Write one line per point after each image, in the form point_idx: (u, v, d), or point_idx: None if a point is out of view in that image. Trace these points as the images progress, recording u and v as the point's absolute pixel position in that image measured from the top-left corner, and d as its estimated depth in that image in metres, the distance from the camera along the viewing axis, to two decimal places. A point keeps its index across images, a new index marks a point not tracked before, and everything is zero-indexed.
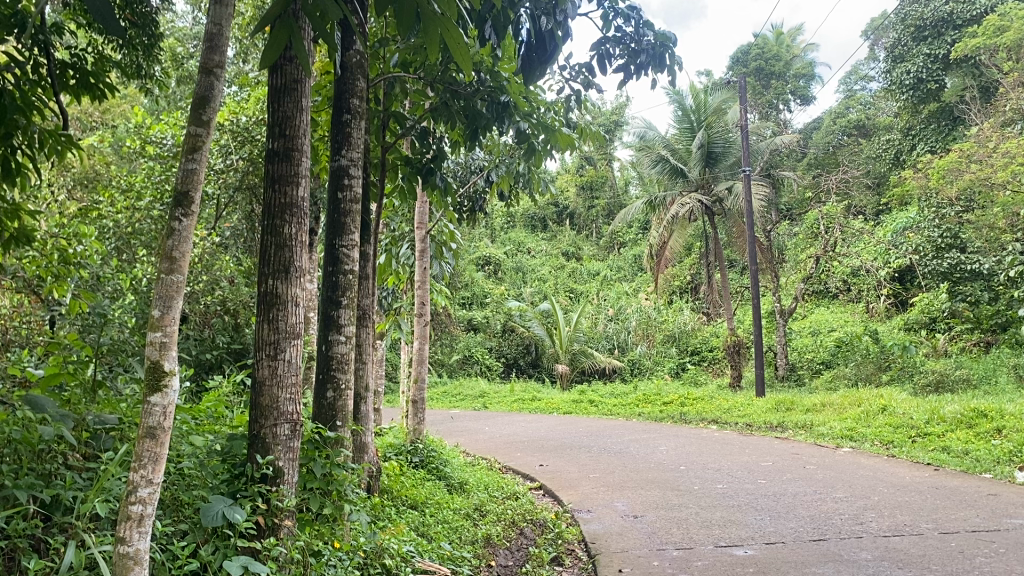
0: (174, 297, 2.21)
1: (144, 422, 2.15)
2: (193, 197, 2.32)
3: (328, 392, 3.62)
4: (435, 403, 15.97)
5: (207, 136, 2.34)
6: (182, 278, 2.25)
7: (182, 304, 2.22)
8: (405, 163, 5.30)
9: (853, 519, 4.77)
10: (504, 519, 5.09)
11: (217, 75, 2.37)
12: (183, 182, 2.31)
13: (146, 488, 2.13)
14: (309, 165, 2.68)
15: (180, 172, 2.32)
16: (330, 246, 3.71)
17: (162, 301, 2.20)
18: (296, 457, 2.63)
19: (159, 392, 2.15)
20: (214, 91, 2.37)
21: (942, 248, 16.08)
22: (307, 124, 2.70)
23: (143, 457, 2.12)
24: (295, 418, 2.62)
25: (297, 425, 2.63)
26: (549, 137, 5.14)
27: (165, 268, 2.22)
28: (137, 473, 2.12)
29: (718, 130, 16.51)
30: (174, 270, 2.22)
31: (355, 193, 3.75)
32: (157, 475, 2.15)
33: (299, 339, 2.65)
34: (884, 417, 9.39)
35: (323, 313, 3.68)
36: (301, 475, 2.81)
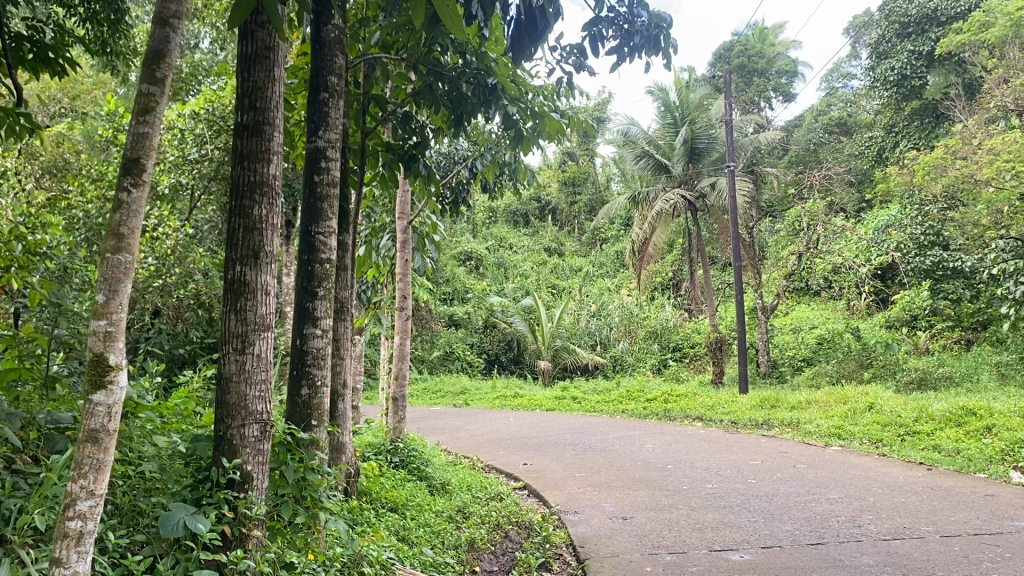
0: (121, 279, 2.02)
1: (85, 424, 1.94)
2: (147, 164, 2.13)
3: (303, 389, 3.40)
4: (415, 400, 15.73)
5: (160, 97, 2.16)
6: (130, 258, 2.05)
7: (130, 289, 2.02)
8: (387, 149, 5.10)
9: (850, 522, 4.61)
10: (489, 521, 4.91)
11: (173, 26, 2.20)
12: (133, 147, 2.11)
13: (87, 500, 1.93)
14: (282, 140, 2.46)
15: (130, 136, 2.13)
16: (306, 234, 3.49)
17: (108, 284, 2.00)
18: (266, 460, 2.40)
19: (104, 389, 1.95)
20: (170, 44, 2.20)
21: (924, 245, 16.24)
22: (279, 95, 2.48)
23: (84, 465, 1.92)
24: (265, 418, 2.39)
25: (267, 427, 2.40)
26: (538, 122, 4.98)
27: (112, 245, 2.02)
28: (76, 483, 1.92)
29: (702, 125, 16.37)
30: (123, 248, 2.02)
31: (333, 177, 3.55)
32: (100, 486, 1.95)
33: (270, 330, 2.42)
34: (870, 416, 9.26)
35: (298, 305, 3.45)
36: (271, 480, 2.58)
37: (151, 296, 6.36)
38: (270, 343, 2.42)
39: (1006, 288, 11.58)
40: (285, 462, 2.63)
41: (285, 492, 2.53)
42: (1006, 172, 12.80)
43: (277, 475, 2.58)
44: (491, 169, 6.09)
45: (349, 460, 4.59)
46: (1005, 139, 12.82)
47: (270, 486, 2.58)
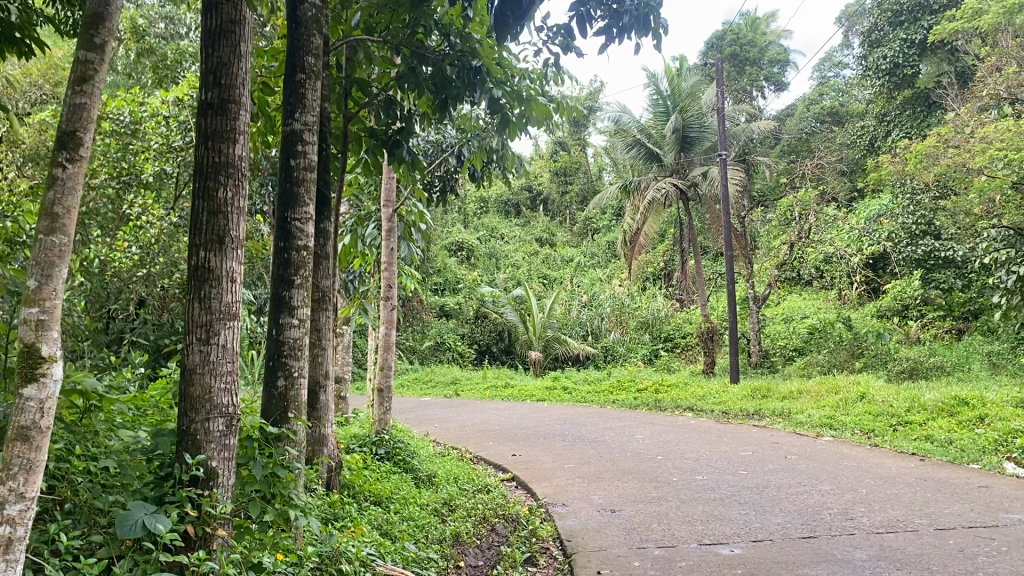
0: (55, 266, 2.04)
1: (16, 422, 1.93)
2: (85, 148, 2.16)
3: (279, 380, 3.28)
4: (406, 391, 15.64)
5: (98, 64, 2.21)
6: (65, 240, 2.08)
7: (64, 275, 2.04)
8: (370, 135, 4.96)
9: (842, 514, 4.52)
10: (475, 514, 4.81)
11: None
12: (68, 122, 2.15)
13: (16, 504, 1.91)
14: (249, 120, 2.34)
15: (67, 109, 2.16)
16: (282, 220, 3.36)
17: (40, 271, 2.02)
18: (233, 456, 2.29)
19: (36, 383, 1.95)
20: (108, 11, 2.27)
21: (916, 234, 16.02)
22: (246, 73, 2.35)
23: (14, 465, 1.90)
24: (231, 412, 2.28)
25: (234, 421, 2.29)
26: (525, 107, 4.83)
27: (46, 227, 2.04)
28: (5, 484, 1.90)
29: (694, 113, 16.19)
30: (56, 230, 2.05)
31: (310, 161, 3.42)
32: (31, 488, 1.94)
33: (237, 319, 2.31)
34: (862, 405, 9.20)
35: (273, 294, 3.32)
36: (240, 478, 2.46)
37: (134, 285, 6.24)
38: (237, 333, 2.31)
39: (998, 277, 11.53)
40: (255, 458, 2.52)
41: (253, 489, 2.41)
42: (999, 160, 12.71)
43: (246, 472, 2.46)
44: (478, 156, 5.94)
45: (332, 453, 4.48)
46: (998, 127, 12.73)
47: (238, 483, 2.46)
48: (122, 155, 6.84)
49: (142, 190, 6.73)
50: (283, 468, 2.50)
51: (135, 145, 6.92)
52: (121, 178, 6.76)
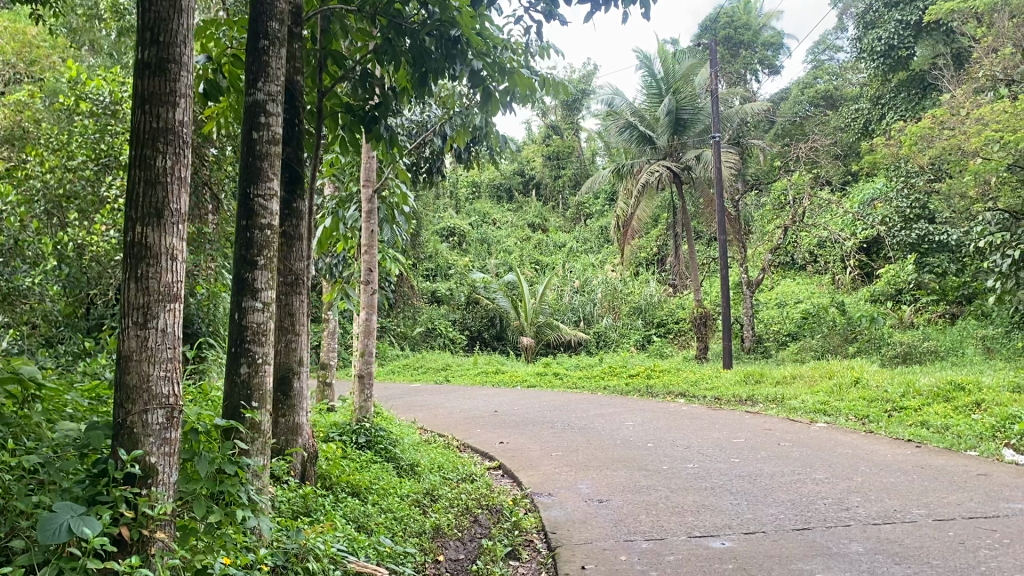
0: None
1: None
2: None
3: (241, 368, 3.07)
4: (397, 377, 15.47)
5: None
6: None
7: None
8: (347, 110, 4.74)
9: (837, 505, 4.37)
10: (457, 505, 4.64)
11: None
12: None
13: None
14: (191, 83, 2.15)
15: None
16: (244, 197, 3.14)
17: None
18: (174, 451, 2.13)
19: None
20: None
21: (910, 219, 16.20)
22: (189, 32, 2.16)
23: None
24: (172, 403, 2.11)
25: (175, 412, 2.12)
26: (508, 80, 4.62)
27: None
28: None
29: (687, 96, 15.96)
30: None
31: (274, 133, 3.20)
32: None
33: (178, 301, 2.13)
34: (856, 391, 9.05)
35: (235, 275, 3.12)
36: (184, 475, 2.28)
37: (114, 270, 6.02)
38: (178, 314, 2.14)
39: (992, 261, 11.36)
40: (201, 450, 2.33)
41: (196, 487, 2.22)
42: (994, 142, 12.51)
43: (190, 467, 2.28)
44: (461, 135, 5.72)
45: (306, 442, 4.30)
46: (994, 109, 12.52)
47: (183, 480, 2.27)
48: (100, 136, 6.50)
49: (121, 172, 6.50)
50: (232, 463, 2.32)
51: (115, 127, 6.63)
52: (99, 160, 6.46)
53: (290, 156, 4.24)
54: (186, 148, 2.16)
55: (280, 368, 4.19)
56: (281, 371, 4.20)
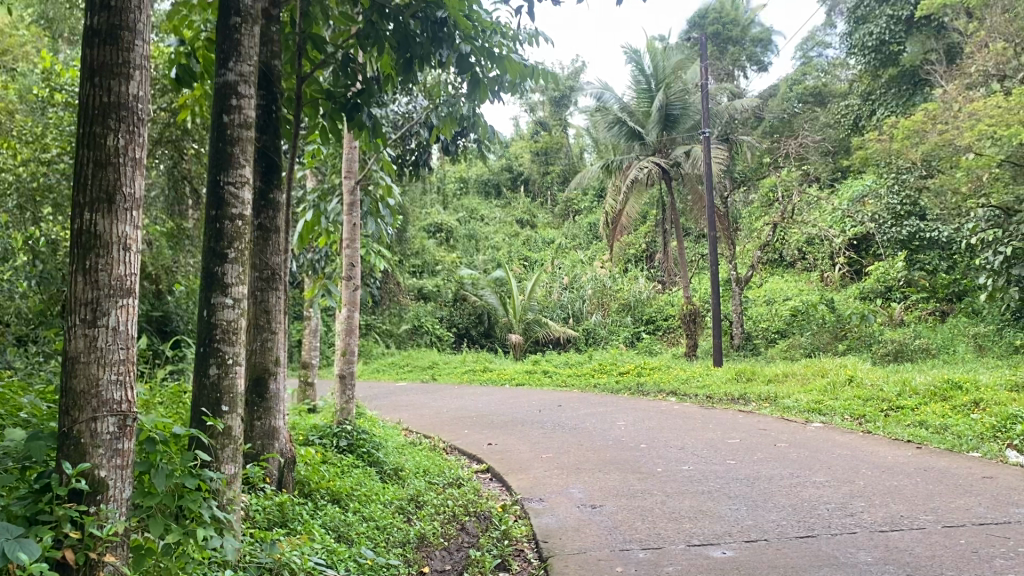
0: None
1: None
2: None
3: (210, 369, 2.84)
4: (383, 375, 15.22)
5: None
6: None
7: None
8: (328, 97, 4.52)
9: (841, 510, 4.19)
10: (443, 512, 4.44)
11: None
12: None
13: None
14: (146, 62, 2.04)
15: None
16: (213, 184, 2.92)
17: None
18: (127, 464, 2.00)
19: None
20: None
21: (901, 215, 16.02)
22: (144, 11, 2.04)
23: None
24: (125, 411, 1.99)
25: (128, 420, 2.00)
26: (498, 65, 4.40)
27: None
28: None
29: (677, 90, 15.78)
30: None
31: (247, 116, 2.95)
32: None
33: (132, 297, 2.02)
34: (850, 389, 8.89)
35: (204, 270, 2.89)
36: (140, 486, 2.13)
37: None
38: (133, 312, 2.03)
39: (984, 258, 11.22)
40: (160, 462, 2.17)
41: (154, 503, 2.06)
42: (987, 138, 12.37)
43: (145, 481, 2.11)
44: (447, 125, 5.51)
45: (284, 446, 4.09)
46: (987, 104, 12.40)
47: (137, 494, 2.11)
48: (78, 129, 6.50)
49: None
50: (191, 477, 2.16)
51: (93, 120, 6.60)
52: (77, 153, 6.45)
53: (267, 144, 4.04)
54: (142, 126, 2.06)
55: (256, 368, 3.99)
56: (257, 371, 4.00)
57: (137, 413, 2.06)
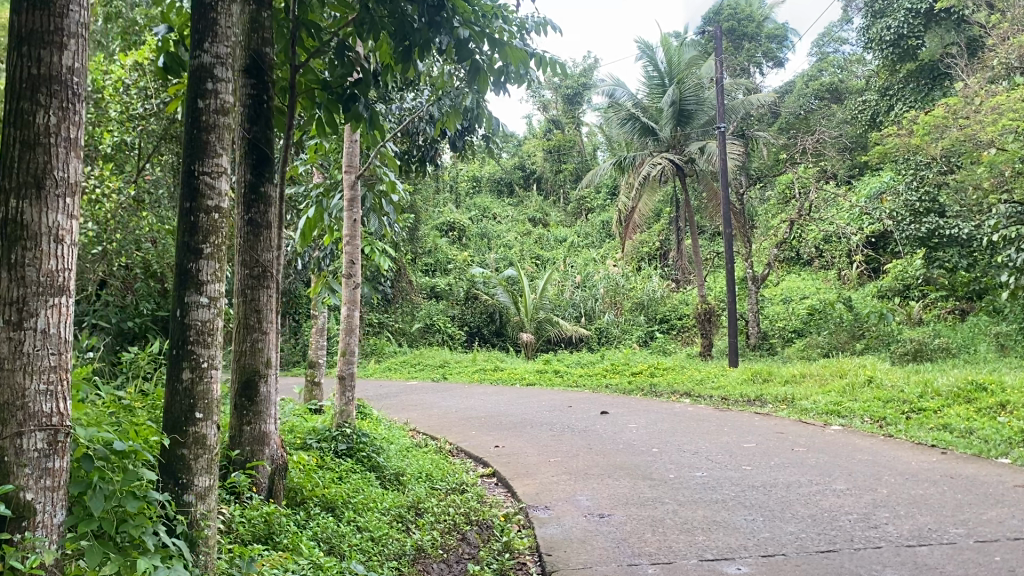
0: None
1: None
2: None
3: (183, 373, 2.65)
4: (393, 374, 15.03)
5: None
6: None
7: None
8: (323, 87, 4.28)
9: (864, 522, 3.94)
10: (444, 521, 4.24)
11: None
12: None
13: None
14: (78, 45, 2.03)
15: None
16: (188, 175, 2.71)
17: None
18: (57, 486, 2.00)
19: None
20: None
21: (920, 212, 15.61)
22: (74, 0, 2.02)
23: None
24: (55, 425, 2.00)
25: (59, 436, 2.00)
26: (498, 50, 4.16)
27: None
28: None
29: (691, 86, 15.43)
30: None
31: (223, 101, 2.74)
32: None
33: (64, 296, 2.03)
34: (870, 390, 8.61)
35: (176, 267, 2.69)
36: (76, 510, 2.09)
37: (95, 265, 6.11)
38: (66, 312, 2.04)
39: (1007, 255, 10.84)
40: (100, 481, 2.14)
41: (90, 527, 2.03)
42: (1011, 132, 12.03)
43: (83, 503, 2.08)
44: (451, 117, 5.29)
45: (275, 453, 3.89)
46: (1012, 96, 12.04)
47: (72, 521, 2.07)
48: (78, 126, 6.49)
49: (100, 162, 6.54)
50: (133, 500, 2.12)
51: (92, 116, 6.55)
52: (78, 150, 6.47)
53: (258, 135, 3.86)
54: (79, 103, 2.06)
55: (246, 370, 3.79)
56: (246, 374, 3.79)
57: (71, 428, 2.06)
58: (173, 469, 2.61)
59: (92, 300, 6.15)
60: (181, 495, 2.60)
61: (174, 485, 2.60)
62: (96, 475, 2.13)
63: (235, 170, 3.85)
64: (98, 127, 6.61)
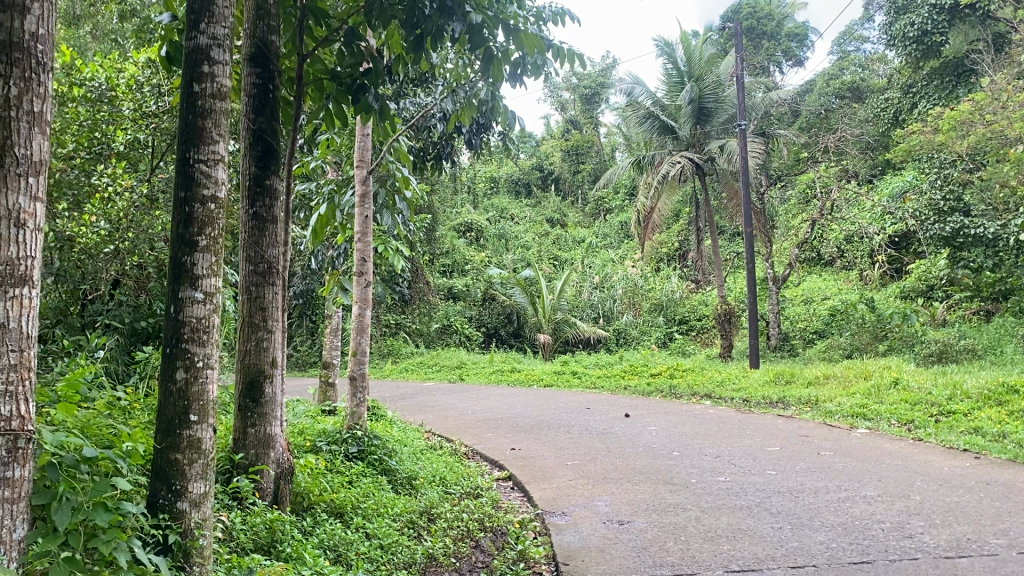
0: None
1: None
2: None
3: (177, 373, 2.50)
4: (409, 375, 14.91)
5: None
6: None
7: None
8: (332, 77, 4.11)
9: (898, 531, 3.74)
10: (456, 527, 4.08)
11: None
12: None
13: None
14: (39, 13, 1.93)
15: None
16: (183, 164, 2.57)
17: None
18: (17, 497, 1.88)
19: None
20: None
21: (943, 212, 14.84)
22: None
23: None
24: (15, 431, 1.88)
25: (18, 442, 1.88)
26: (512, 38, 3.97)
27: None
28: None
29: (710, 84, 15.16)
30: None
31: (220, 86, 2.60)
32: None
33: (26, 287, 1.92)
34: (896, 393, 8.36)
35: (170, 260, 2.54)
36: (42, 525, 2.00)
37: (107, 265, 5.87)
38: (28, 305, 1.93)
39: None
40: (68, 493, 2.04)
41: (56, 545, 1.93)
42: None
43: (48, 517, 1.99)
44: (465, 110, 5.11)
45: (281, 456, 3.75)
46: None
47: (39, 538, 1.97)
48: (92, 124, 6.37)
49: (114, 160, 6.40)
50: (105, 514, 2.04)
51: (107, 114, 6.44)
52: (92, 149, 6.34)
53: (263, 126, 3.71)
54: (42, 74, 1.95)
55: (250, 370, 3.65)
56: (251, 374, 3.65)
57: (33, 434, 1.94)
58: (166, 475, 2.48)
59: (105, 299, 6.02)
60: (175, 503, 2.47)
61: (167, 492, 2.47)
62: (64, 486, 2.04)
63: (240, 162, 3.72)
64: (113, 125, 6.47)
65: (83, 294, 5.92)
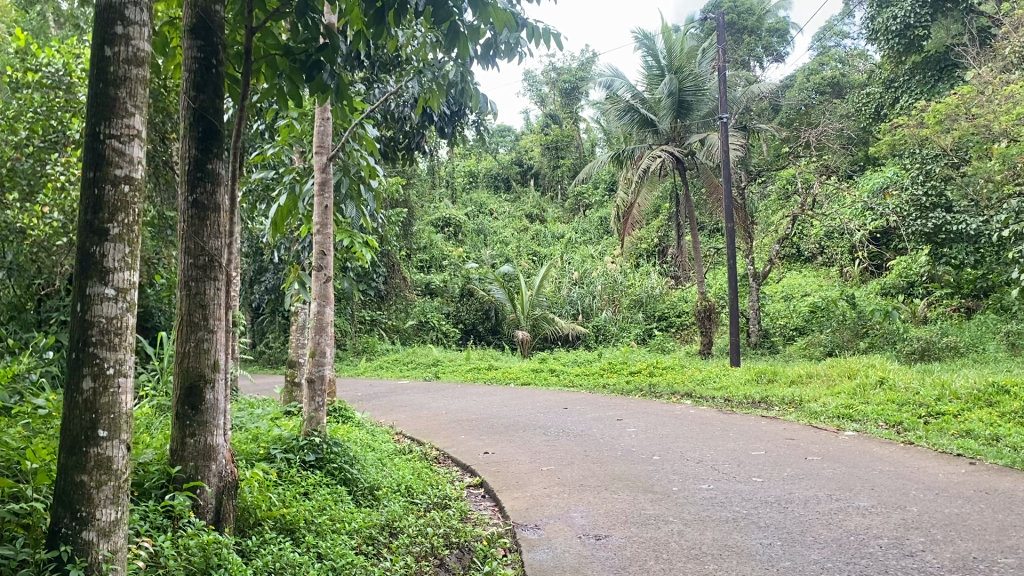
0: None
1: None
2: None
3: (83, 383, 2.14)
4: (385, 373, 14.57)
5: None
6: None
7: None
8: (285, 54, 3.73)
9: (897, 548, 3.46)
10: (420, 543, 3.76)
11: None
12: None
13: None
14: None
15: None
16: (91, 141, 2.20)
17: None
18: None
19: None
20: None
21: (926, 208, 14.22)
22: None
23: None
24: None
25: None
26: (478, 13, 3.60)
27: None
28: None
29: (690, 74, 14.77)
30: None
31: (136, 50, 2.23)
32: None
33: None
34: (882, 392, 8.11)
35: (77, 249, 2.17)
36: None
37: (64, 258, 5.62)
38: None
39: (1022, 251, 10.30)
40: None
41: None
42: None
43: None
44: (432, 94, 4.74)
45: (224, 468, 3.41)
46: None
47: None
48: (48, 112, 5.83)
49: (71, 150, 5.88)
50: None
51: (63, 101, 5.90)
52: (47, 137, 5.80)
53: (205, 106, 3.37)
54: None
55: (189, 375, 3.30)
56: (189, 379, 3.30)
57: None
58: (70, 499, 2.12)
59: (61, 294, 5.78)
60: (80, 533, 2.12)
61: (71, 520, 2.12)
62: None
63: (179, 145, 3.37)
64: (69, 111, 5.94)
65: (40, 290, 5.64)
